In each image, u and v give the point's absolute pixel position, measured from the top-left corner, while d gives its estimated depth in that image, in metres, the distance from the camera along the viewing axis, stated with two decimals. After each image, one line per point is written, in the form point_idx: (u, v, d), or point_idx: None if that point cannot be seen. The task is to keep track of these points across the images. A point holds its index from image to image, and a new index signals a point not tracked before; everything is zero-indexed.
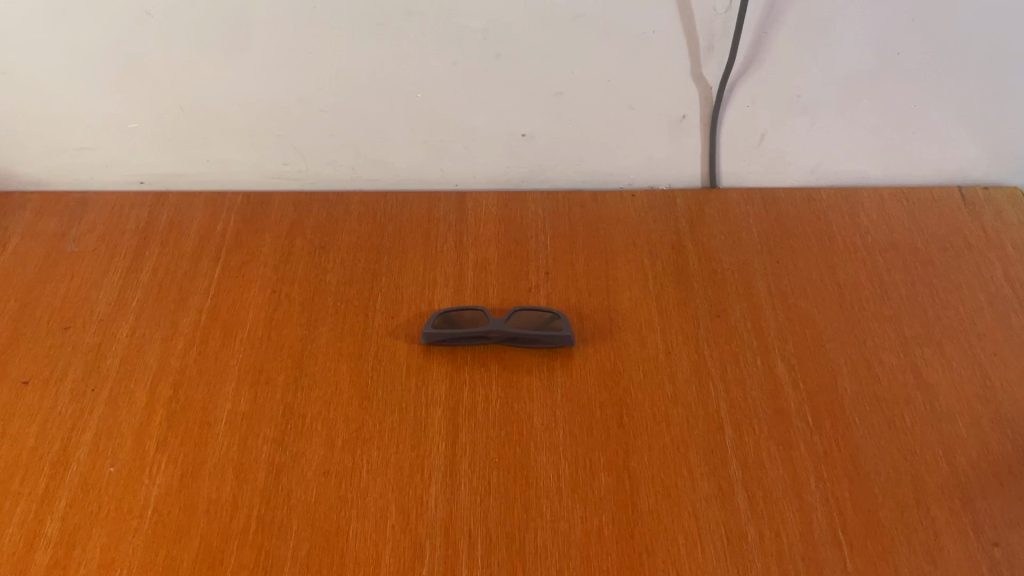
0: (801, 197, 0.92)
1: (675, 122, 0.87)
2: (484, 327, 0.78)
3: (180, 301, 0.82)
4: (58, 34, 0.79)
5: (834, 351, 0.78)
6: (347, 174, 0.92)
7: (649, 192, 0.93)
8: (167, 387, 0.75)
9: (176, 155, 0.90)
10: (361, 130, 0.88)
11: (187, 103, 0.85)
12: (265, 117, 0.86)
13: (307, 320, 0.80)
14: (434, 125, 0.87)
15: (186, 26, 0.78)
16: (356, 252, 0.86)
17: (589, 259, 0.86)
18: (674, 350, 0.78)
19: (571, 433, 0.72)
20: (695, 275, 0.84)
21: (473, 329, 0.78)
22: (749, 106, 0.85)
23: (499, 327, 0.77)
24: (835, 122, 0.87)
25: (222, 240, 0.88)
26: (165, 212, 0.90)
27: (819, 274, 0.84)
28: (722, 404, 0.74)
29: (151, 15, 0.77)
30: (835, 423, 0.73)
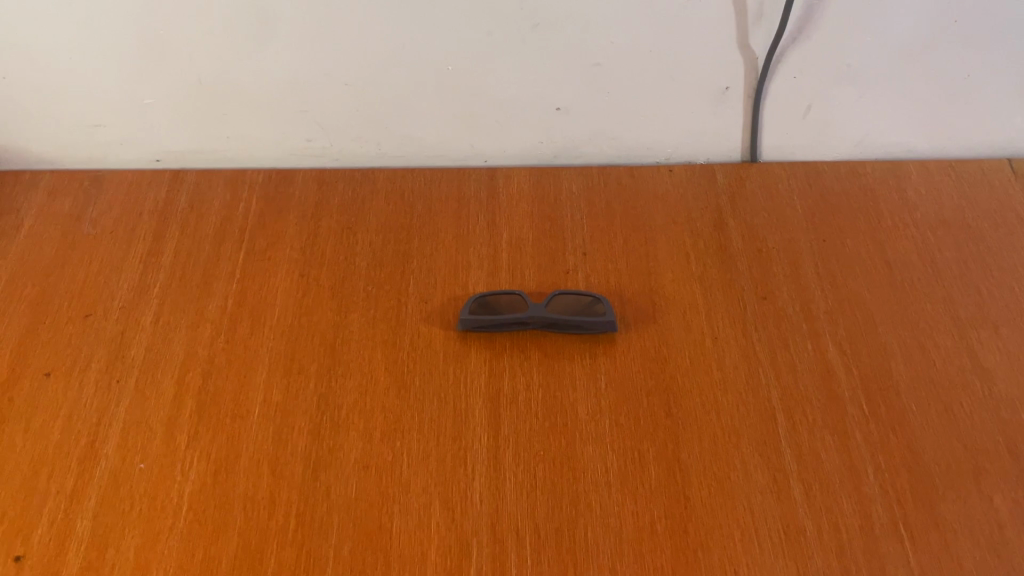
0: (846, 171, 0.88)
1: (717, 94, 0.83)
2: (522, 314, 0.75)
3: (204, 286, 0.79)
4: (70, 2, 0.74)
5: (888, 334, 0.75)
6: (372, 151, 0.88)
7: (688, 167, 0.88)
8: (196, 378, 0.72)
9: (193, 131, 0.86)
10: (388, 104, 0.84)
11: (206, 76, 0.81)
12: (288, 91, 0.82)
13: (338, 305, 0.77)
14: (465, 99, 0.83)
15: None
16: (384, 233, 0.83)
17: (627, 239, 0.82)
18: (720, 335, 0.75)
19: (618, 423, 0.69)
20: (739, 255, 0.81)
21: (511, 316, 0.75)
22: (797, 77, 0.81)
23: (539, 314, 0.74)
24: (885, 93, 0.83)
25: (245, 220, 0.84)
26: (184, 191, 0.87)
27: (868, 253, 0.81)
28: (774, 393, 0.71)
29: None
30: (891, 411, 0.70)
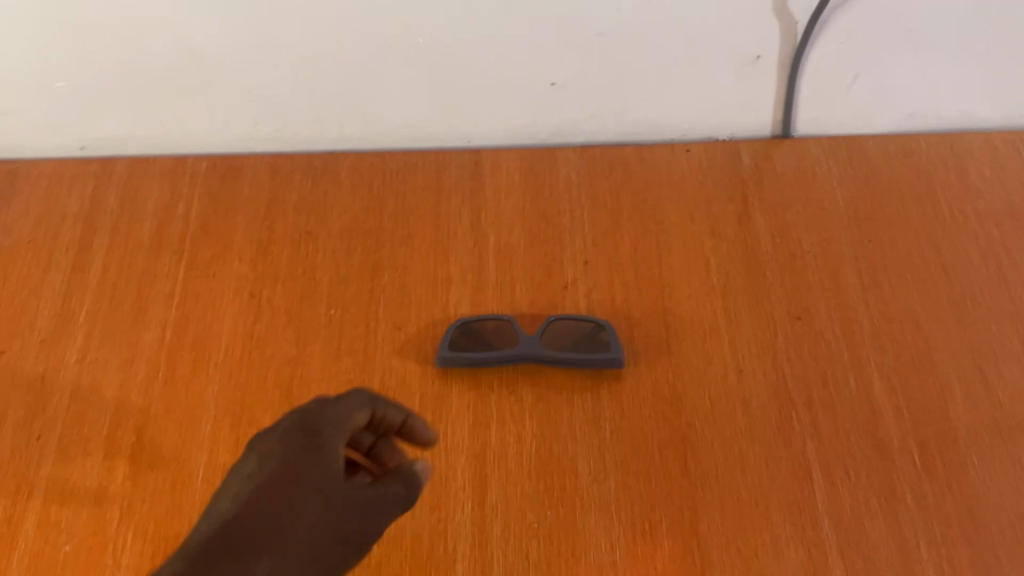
0: (895, 147, 0.74)
1: (746, 64, 0.68)
2: (511, 350, 0.63)
3: (138, 312, 0.67)
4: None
5: (944, 364, 0.63)
6: (333, 133, 0.74)
7: (708, 146, 0.75)
8: (130, 433, 0.61)
9: (119, 115, 0.72)
10: (348, 83, 0.69)
11: (128, 51, 0.66)
12: (228, 70, 0.68)
13: (296, 335, 0.66)
14: (440, 75, 0.69)
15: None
16: (349, 238, 0.70)
17: (636, 242, 0.70)
18: (746, 368, 0.64)
19: (625, 485, 0.59)
20: (768, 262, 0.68)
21: (498, 354, 0.63)
22: (843, 44, 0.67)
23: (530, 351, 0.63)
24: (947, 58, 0.69)
25: (185, 224, 0.71)
26: (114, 187, 0.73)
27: (921, 256, 0.68)
28: (809, 444, 0.60)
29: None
30: (948, 464, 0.59)
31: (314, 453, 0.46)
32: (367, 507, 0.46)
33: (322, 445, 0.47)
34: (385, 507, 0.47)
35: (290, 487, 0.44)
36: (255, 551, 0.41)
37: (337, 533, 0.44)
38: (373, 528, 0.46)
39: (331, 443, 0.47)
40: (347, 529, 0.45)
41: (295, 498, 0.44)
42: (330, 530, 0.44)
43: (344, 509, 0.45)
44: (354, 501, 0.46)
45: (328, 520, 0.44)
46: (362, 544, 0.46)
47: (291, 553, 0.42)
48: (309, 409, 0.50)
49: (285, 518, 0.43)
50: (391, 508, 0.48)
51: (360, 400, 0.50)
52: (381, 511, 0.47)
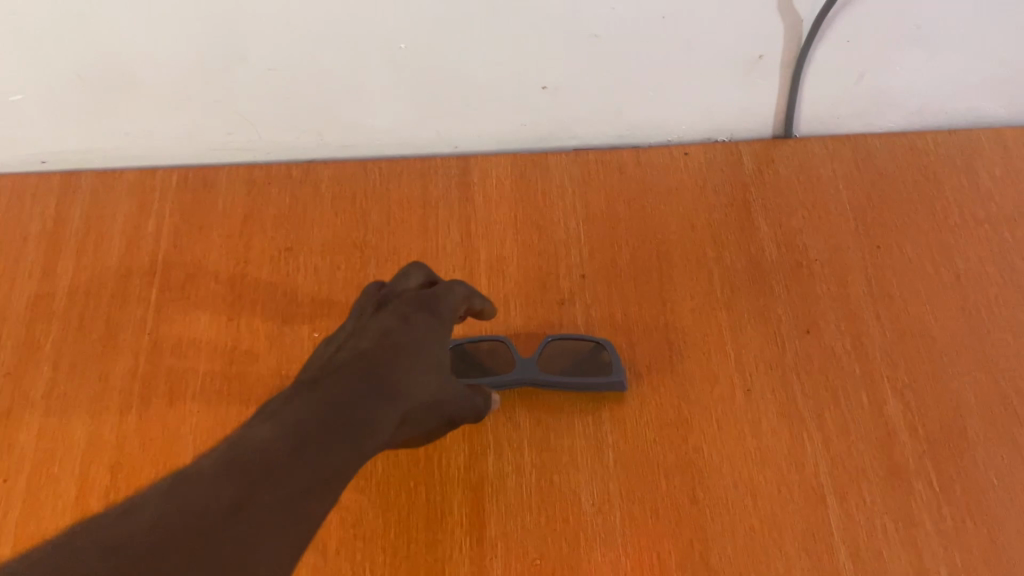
0: (901, 147, 0.71)
1: (748, 63, 0.65)
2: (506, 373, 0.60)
3: (108, 340, 0.63)
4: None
5: (959, 378, 0.61)
6: (312, 142, 0.70)
7: (707, 147, 0.71)
8: (103, 473, 0.58)
9: (82, 128, 0.67)
10: (325, 93, 0.65)
11: (85, 63, 0.61)
12: (197, 80, 0.63)
13: (279, 361, 0.62)
14: (424, 82, 0.64)
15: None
16: (333, 254, 0.66)
17: (635, 253, 0.66)
18: (754, 387, 0.61)
19: (631, 516, 0.56)
20: (773, 272, 0.65)
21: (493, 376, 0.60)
22: (851, 41, 0.63)
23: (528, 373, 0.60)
24: (960, 55, 0.65)
25: (157, 243, 0.67)
26: (79, 203, 0.69)
27: (932, 264, 0.65)
28: (822, 467, 0.58)
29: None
30: (966, 486, 0.57)
31: (435, 329, 0.49)
32: (462, 398, 0.50)
33: (442, 320, 0.50)
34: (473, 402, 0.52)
35: (421, 350, 0.47)
36: (390, 398, 0.43)
37: (439, 405, 0.48)
38: (459, 414, 0.50)
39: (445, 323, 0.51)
40: (447, 403, 0.49)
41: (426, 363, 0.47)
42: (438, 400, 0.48)
43: (448, 389, 0.49)
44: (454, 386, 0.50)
45: (439, 393, 0.48)
46: (450, 420, 0.50)
47: (409, 410, 0.45)
48: (429, 290, 0.52)
49: (418, 376, 0.46)
50: (469, 415, 0.52)
51: (468, 294, 0.53)
52: (470, 404, 0.51)
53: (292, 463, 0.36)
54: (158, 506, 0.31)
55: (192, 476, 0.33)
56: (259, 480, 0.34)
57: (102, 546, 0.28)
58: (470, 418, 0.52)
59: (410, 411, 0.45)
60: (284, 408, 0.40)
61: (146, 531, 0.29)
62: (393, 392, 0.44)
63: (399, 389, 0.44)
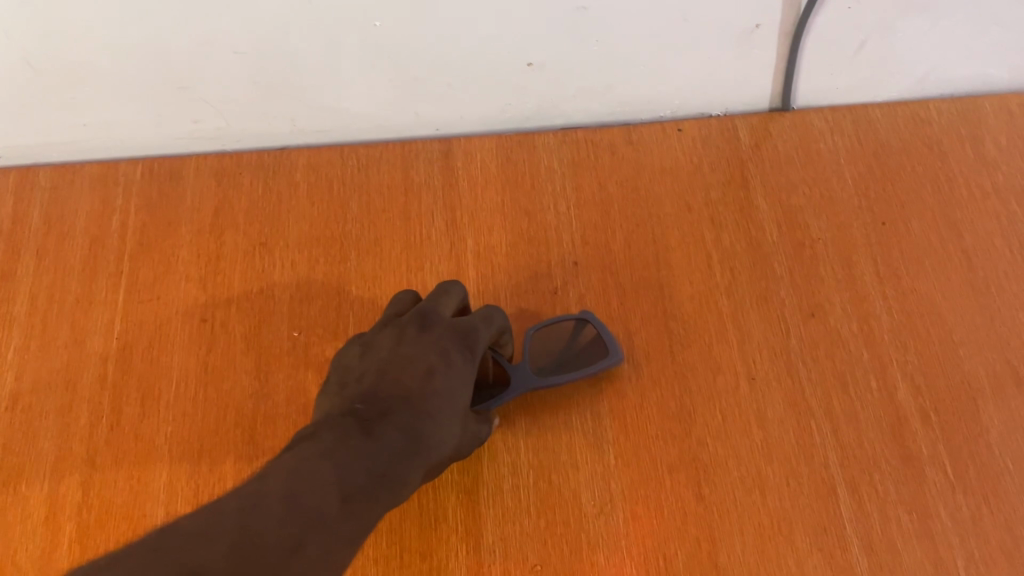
0: (903, 116, 0.68)
1: (744, 33, 0.61)
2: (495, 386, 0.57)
3: (75, 347, 0.59)
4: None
5: (971, 359, 0.58)
6: (284, 128, 0.66)
7: (702, 122, 0.68)
8: (75, 490, 0.54)
9: (37, 121, 0.62)
10: (296, 76, 0.61)
11: (35, 53, 0.56)
12: (157, 67, 0.58)
13: (258, 364, 0.58)
14: (401, 61, 0.60)
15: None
16: (310, 248, 0.63)
17: (630, 238, 0.63)
18: (758, 375, 0.58)
19: (634, 517, 0.53)
20: (775, 254, 0.62)
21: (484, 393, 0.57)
22: (852, 7, 0.60)
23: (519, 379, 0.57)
24: (965, 19, 0.61)
25: (122, 240, 0.63)
26: (37, 200, 0.65)
27: (939, 239, 0.63)
28: (832, 457, 0.55)
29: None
30: (983, 473, 0.54)
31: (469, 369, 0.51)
32: (478, 437, 0.52)
33: (475, 361, 0.52)
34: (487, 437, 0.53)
35: (456, 400, 0.49)
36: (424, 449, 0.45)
37: (459, 448, 0.50)
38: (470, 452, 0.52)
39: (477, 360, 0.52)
40: (465, 445, 0.50)
41: (457, 412, 0.48)
42: (458, 447, 0.50)
43: (468, 433, 0.51)
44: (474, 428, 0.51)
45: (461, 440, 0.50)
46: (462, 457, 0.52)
47: (435, 461, 0.47)
48: (469, 322, 0.53)
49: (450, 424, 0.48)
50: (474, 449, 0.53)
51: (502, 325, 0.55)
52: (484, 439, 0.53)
53: (336, 517, 0.38)
54: (244, 513, 0.34)
55: (307, 471, 0.38)
56: (320, 525, 0.36)
57: (242, 519, 0.34)
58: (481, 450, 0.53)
59: (436, 462, 0.47)
60: (336, 448, 0.41)
61: (227, 548, 0.32)
62: (428, 448, 0.45)
63: (433, 444, 0.46)
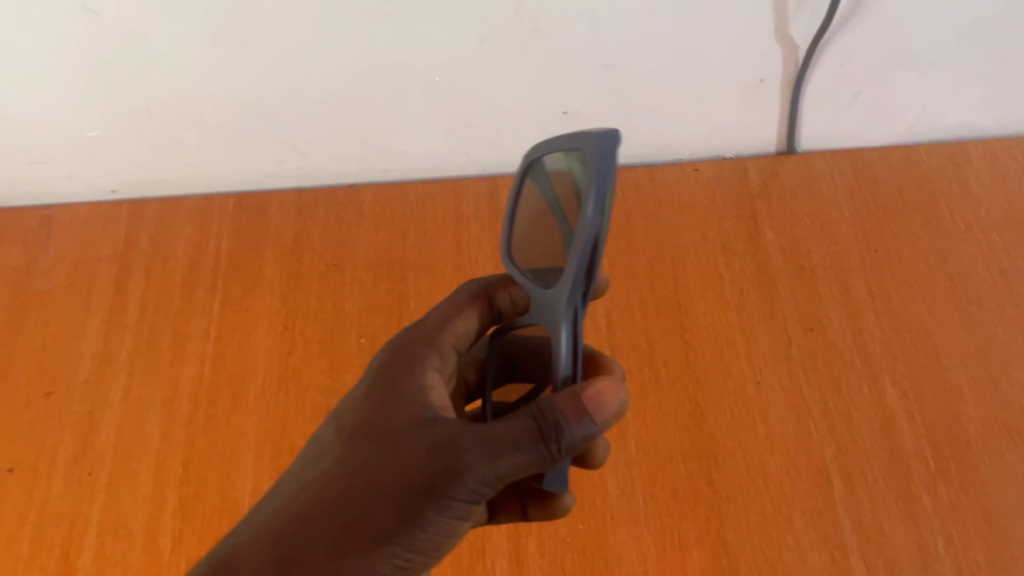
0: (897, 160, 0.77)
1: (751, 86, 0.71)
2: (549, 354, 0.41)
3: (176, 349, 0.70)
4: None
5: (954, 368, 0.66)
6: (354, 167, 0.77)
7: (716, 164, 0.78)
8: (176, 466, 0.64)
9: (149, 160, 0.74)
10: (366, 122, 0.72)
11: (156, 102, 0.68)
12: (252, 114, 0.70)
13: (330, 365, 0.68)
14: (457, 110, 0.71)
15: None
16: (375, 268, 0.73)
17: (651, 262, 0.73)
18: (764, 380, 0.66)
19: (652, 499, 0.61)
20: (780, 277, 0.71)
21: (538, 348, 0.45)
22: (844, 63, 0.69)
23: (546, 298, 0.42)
24: (947, 72, 0.71)
25: (217, 262, 0.74)
26: (145, 227, 0.76)
27: (927, 265, 0.71)
28: (828, 450, 0.63)
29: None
30: (961, 466, 0.61)
31: (387, 397, 0.45)
32: (449, 453, 0.39)
33: (403, 370, 0.46)
34: (476, 442, 0.39)
35: (339, 461, 0.42)
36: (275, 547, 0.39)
37: (395, 488, 0.39)
38: (471, 476, 0.39)
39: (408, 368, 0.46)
40: (421, 475, 0.39)
41: (362, 453, 0.42)
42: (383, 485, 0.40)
43: (403, 462, 0.40)
44: (424, 448, 0.40)
45: (395, 481, 0.40)
46: (448, 488, 0.39)
47: (334, 526, 0.39)
48: (394, 341, 0.50)
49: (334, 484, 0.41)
50: (459, 491, 0.39)
51: (445, 311, 0.51)
52: (479, 448, 0.39)
53: None
54: None
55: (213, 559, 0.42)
56: None
57: None
58: (504, 458, 0.39)
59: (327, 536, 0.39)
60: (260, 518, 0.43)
61: None
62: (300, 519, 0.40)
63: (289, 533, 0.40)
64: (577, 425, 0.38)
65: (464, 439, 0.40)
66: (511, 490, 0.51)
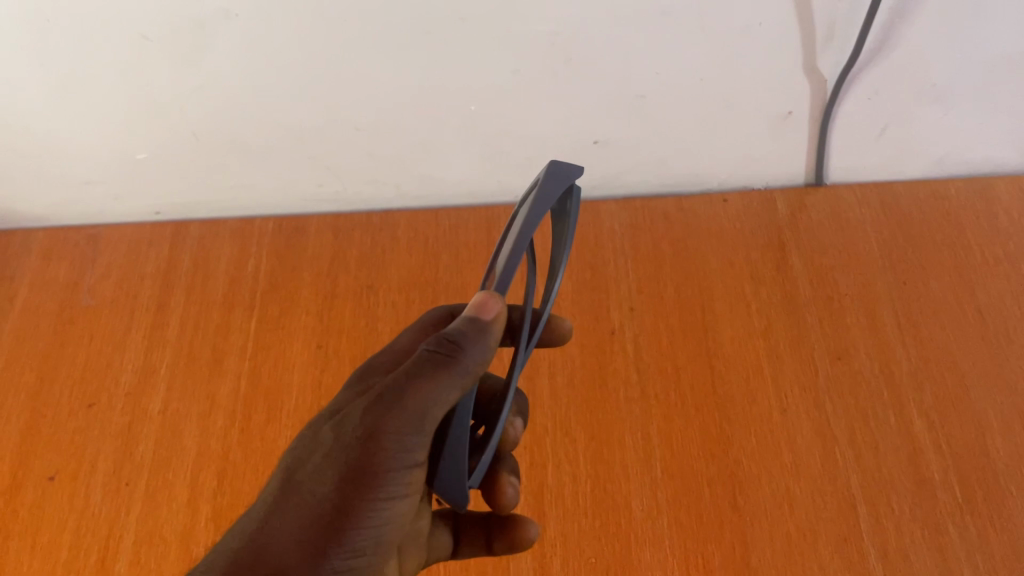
0: (924, 193, 0.78)
1: (779, 119, 0.72)
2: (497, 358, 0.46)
3: (214, 364, 0.72)
4: (32, 49, 0.62)
5: (981, 399, 0.66)
6: (390, 192, 0.79)
7: (744, 195, 0.79)
8: (210, 478, 0.66)
9: (192, 183, 0.77)
10: (403, 148, 0.74)
11: (202, 126, 0.71)
12: (292, 139, 0.72)
13: None
14: (491, 138, 0.73)
15: (188, 19, 0.61)
16: (408, 289, 0.75)
17: (679, 288, 0.74)
18: (790, 407, 0.67)
19: (677, 522, 0.62)
20: (807, 305, 0.72)
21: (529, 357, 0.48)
22: (871, 98, 0.70)
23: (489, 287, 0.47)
24: (975, 109, 0.71)
25: (255, 281, 0.77)
26: (187, 248, 0.79)
27: (954, 296, 0.71)
28: (853, 478, 0.63)
29: (143, 19, 0.61)
30: (989, 497, 0.61)
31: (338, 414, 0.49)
32: (360, 426, 0.44)
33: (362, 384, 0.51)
34: (395, 380, 0.44)
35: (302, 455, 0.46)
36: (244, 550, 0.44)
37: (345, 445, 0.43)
38: (387, 434, 0.43)
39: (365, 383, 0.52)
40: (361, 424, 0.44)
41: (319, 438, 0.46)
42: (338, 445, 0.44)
43: (328, 459, 0.44)
44: (342, 432, 0.45)
45: (322, 474, 0.44)
46: (383, 423, 0.43)
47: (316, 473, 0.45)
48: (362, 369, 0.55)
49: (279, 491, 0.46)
50: (395, 423, 0.43)
51: (410, 336, 0.57)
52: (400, 384, 0.43)
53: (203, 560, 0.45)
54: None
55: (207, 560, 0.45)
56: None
57: None
58: (410, 399, 0.43)
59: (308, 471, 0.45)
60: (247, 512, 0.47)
61: None
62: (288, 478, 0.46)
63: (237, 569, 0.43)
64: (475, 329, 0.44)
65: (370, 406, 0.44)
66: (478, 525, 0.60)
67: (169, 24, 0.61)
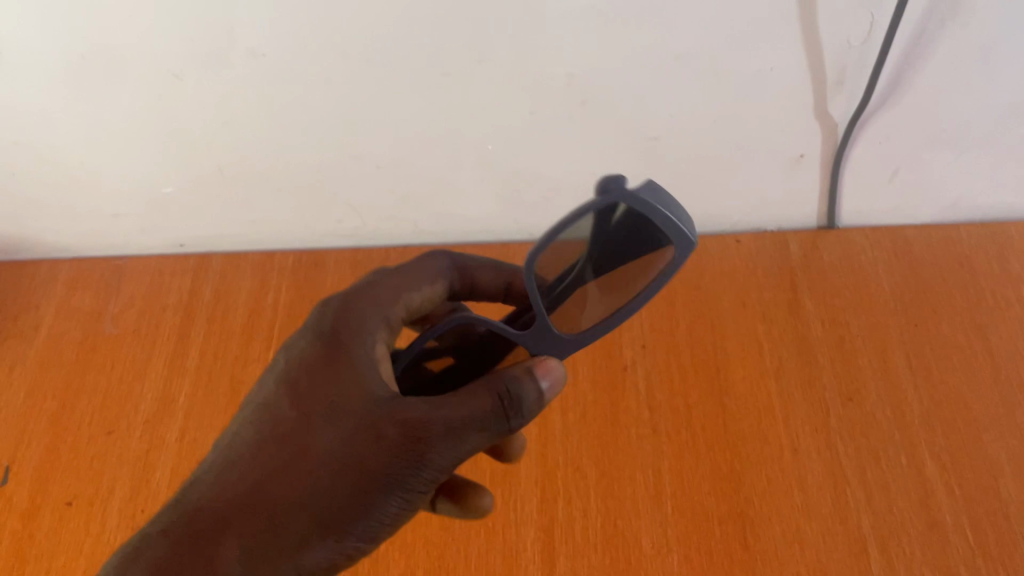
0: (937, 237, 0.79)
1: (791, 161, 0.73)
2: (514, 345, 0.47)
3: (232, 394, 0.73)
4: (68, 84, 0.65)
5: (993, 444, 0.66)
6: (409, 229, 0.81)
7: (757, 237, 0.81)
8: None
9: (216, 216, 0.79)
10: (422, 186, 0.76)
11: (227, 161, 0.73)
12: (313, 175, 0.74)
13: None
14: (507, 177, 0.75)
15: (216, 57, 0.63)
16: None
17: (691, 327, 0.75)
18: (801, 447, 0.67)
19: (687, 560, 0.62)
20: (819, 346, 0.72)
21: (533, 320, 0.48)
22: (882, 142, 0.71)
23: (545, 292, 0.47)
24: (986, 155, 0.72)
25: (275, 313, 0.78)
26: (210, 280, 0.81)
27: (967, 340, 0.72)
28: (865, 520, 0.63)
29: (176, 58, 0.63)
30: (1001, 542, 0.61)
31: (334, 366, 0.44)
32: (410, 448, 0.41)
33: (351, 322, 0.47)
34: (451, 411, 0.42)
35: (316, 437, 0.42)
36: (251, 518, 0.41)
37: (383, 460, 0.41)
38: (432, 464, 0.42)
39: (360, 332, 0.46)
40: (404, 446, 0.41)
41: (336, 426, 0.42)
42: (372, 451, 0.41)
43: (364, 451, 0.41)
44: (376, 445, 0.41)
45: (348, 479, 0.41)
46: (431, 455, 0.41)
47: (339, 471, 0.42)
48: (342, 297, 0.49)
49: (295, 459, 0.42)
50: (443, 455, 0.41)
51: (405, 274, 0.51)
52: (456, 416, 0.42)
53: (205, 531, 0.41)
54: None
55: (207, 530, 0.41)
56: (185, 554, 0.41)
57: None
58: (469, 442, 0.42)
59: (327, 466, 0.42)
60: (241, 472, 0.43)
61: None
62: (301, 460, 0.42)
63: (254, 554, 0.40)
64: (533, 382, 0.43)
65: (425, 432, 0.41)
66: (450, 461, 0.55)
67: (197, 61, 0.63)
